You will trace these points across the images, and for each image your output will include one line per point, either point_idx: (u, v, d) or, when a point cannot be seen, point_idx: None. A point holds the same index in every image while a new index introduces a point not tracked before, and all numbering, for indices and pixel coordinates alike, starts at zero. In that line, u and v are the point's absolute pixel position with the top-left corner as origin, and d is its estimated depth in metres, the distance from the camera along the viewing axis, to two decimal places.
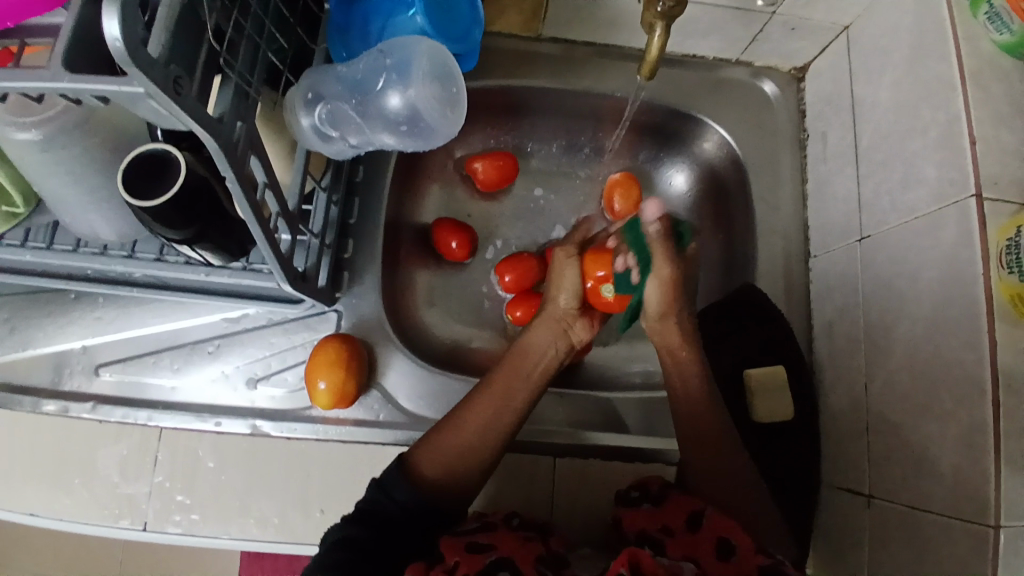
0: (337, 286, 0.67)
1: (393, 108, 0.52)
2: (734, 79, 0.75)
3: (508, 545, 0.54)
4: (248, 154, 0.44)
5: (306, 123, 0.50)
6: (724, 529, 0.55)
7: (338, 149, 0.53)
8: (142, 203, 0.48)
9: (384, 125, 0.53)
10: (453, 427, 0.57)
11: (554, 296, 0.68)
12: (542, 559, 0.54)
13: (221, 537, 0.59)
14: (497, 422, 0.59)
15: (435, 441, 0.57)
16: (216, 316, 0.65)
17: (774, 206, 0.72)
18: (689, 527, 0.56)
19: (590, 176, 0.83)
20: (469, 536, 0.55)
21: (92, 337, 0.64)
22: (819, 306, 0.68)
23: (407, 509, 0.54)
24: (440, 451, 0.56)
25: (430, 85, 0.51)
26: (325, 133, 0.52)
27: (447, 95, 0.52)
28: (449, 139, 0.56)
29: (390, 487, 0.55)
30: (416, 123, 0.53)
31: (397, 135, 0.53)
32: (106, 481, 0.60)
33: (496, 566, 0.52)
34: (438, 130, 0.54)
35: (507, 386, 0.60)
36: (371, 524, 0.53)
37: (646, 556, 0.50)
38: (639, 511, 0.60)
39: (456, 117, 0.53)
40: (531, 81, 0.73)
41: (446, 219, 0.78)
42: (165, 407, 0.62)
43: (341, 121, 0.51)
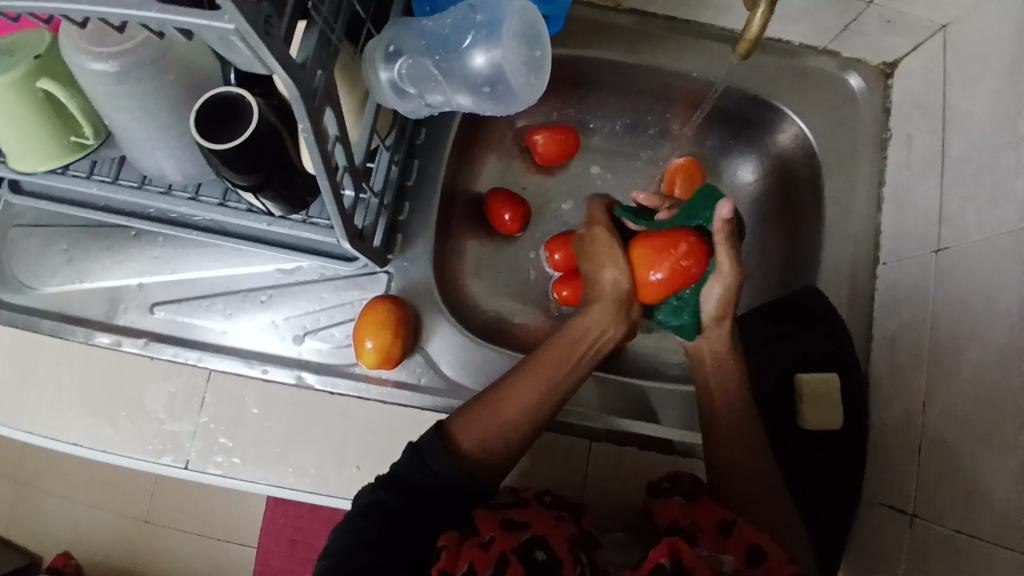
0: (389, 247, 0.66)
1: (476, 68, 0.50)
2: (818, 69, 0.71)
3: (541, 524, 0.53)
4: (325, 105, 0.43)
5: (385, 77, 0.49)
6: (755, 537, 0.54)
7: (414, 107, 0.52)
8: (212, 145, 0.48)
9: (465, 85, 0.51)
10: (489, 405, 0.57)
11: (603, 277, 0.63)
12: (575, 540, 0.52)
13: (258, 481, 0.60)
14: (537, 406, 0.58)
15: (476, 414, 0.57)
16: (270, 267, 0.65)
17: (845, 207, 0.69)
18: (721, 527, 0.55)
19: (651, 159, 0.81)
20: (503, 514, 0.54)
21: (148, 275, 0.65)
22: (883, 315, 0.66)
23: (443, 483, 0.54)
24: (477, 427, 0.56)
25: (517, 48, 0.49)
26: (401, 89, 0.50)
27: (532, 60, 0.50)
28: (528, 106, 0.54)
29: (427, 457, 0.55)
30: (497, 85, 0.51)
31: (476, 95, 0.52)
32: (152, 416, 0.61)
33: (532, 542, 0.51)
34: (518, 95, 0.52)
35: (553, 366, 0.60)
36: (404, 492, 0.53)
37: (684, 546, 0.49)
38: (671, 503, 0.58)
39: (540, 84, 0.51)
40: (602, 55, 0.70)
41: (501, 190, 0.77)
42: (215, 350, 0.63)
43: (419, 78, 0.50)
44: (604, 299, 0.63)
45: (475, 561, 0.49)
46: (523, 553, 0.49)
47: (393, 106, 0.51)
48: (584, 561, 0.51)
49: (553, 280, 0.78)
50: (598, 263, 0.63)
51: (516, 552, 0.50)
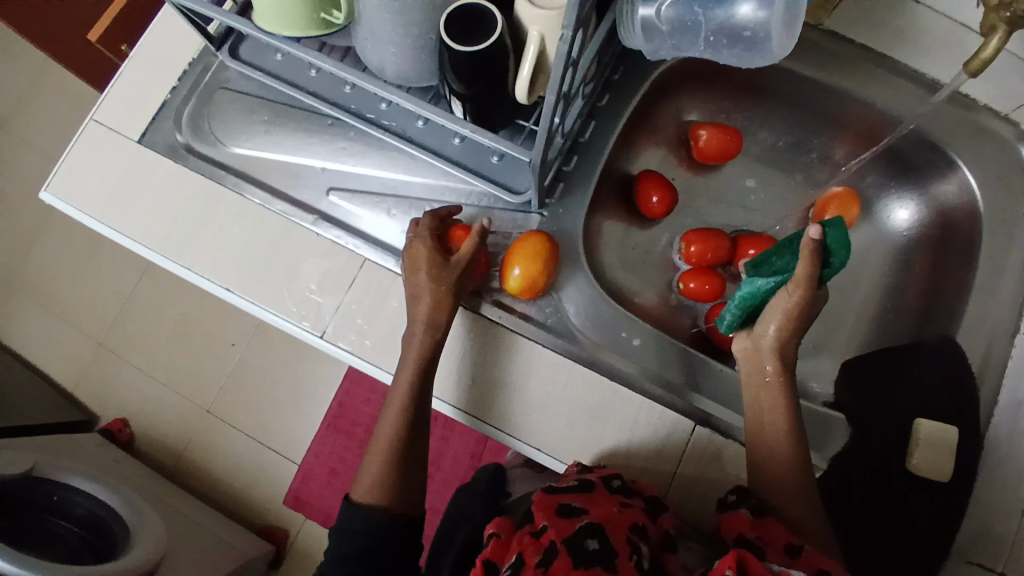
0: (550, 193, 0.69)
1: (736, 19, 0.48)
2: (998, 133, 0.71)
3: (601, 511, 0.58)
4: (583, 26, 0.46)
5: (643, 12, 0.48)
6: (824, 564, 0.53)
7: (654, 50, 0.51)
8: (451, 45, 0.54)
9: (717, 32, 0.50)
10: (376, 449, 0.63)
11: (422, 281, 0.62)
12: (635, 529, 0.57)
13: (382, 370, 0.64)
14: (418, 408, 0.63)
15: (367, 466, 0.63)
16: (440, 182, 0.68)
17: (1002, 268, 0.68)
18: (789, 551, 0.54)
19: (804, 181, 0.82)
20: (562, 499, 0.60)
21: (334, 162, 0.69)
22: (1018, 381, 0.65)
23: (372, 534, 0.60)
24: (365, 484, 0.62)
25: (784, 11, 0.47)
26: (649, 27, 0.49)
27: (791, 22, 0.49)
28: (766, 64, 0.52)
29: (346, 531, 0.60)
30: (753, 36, 0.49)
31: (726, 43, 0.50)
32: (302, 286, 0.65)
33: (586, 529, 0.55)
34: (767, 52, 0.50)
35: (414, 373, 0.61)
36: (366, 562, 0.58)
37: (752, 561, 0.50)
38: (739, 517, 0.58)
39: (789, 42, 0.50)
40: (795, 67, 0.72)
41: (655, 173, 0.79)
42: (373, 243, 0.66)
43: (675, 17, 0.49)
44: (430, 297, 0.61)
45: (524, 550, 0.53)
46: (578, 539, 0.54)
47: (635, 46, 0.51)
48: (640, 548, 0.55)
49: (681, 271, 0.80)
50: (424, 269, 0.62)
51: (568, 542, 0.54)
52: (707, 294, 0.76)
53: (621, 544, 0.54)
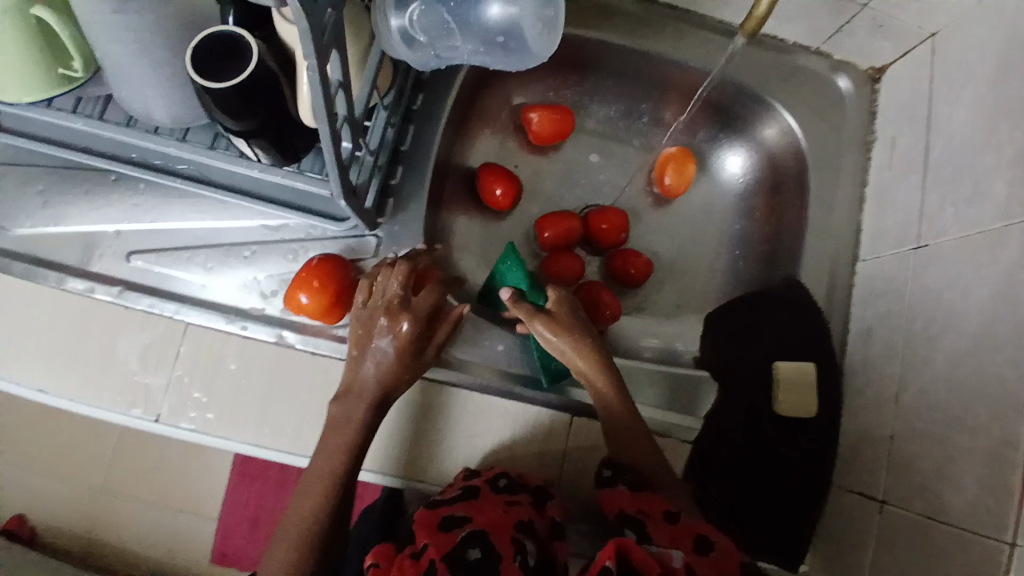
0: (380, 211, 0.65)
1: (491, 21, 0.50)
2: (809, 69, 0.73)
3: (486, 515, 0.57)
4: (331, 46, 0.42)
5: (395, 23, 0.47)
6: (702, 530, 0.56)
7: (421, 57, 0.51)
8: (207, 84, 0.48)
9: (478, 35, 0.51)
10: (278, 539, 0.57)
11: (374, 363, 0.58)
12: (523, 525, 0.57)
13: (231, 439, 0.59)
14: (343, 485, 0.58)
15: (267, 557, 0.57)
16: (256, 223, 0.64)
17: (829, 204, 0.70)
18: (668, 519, 0.58)
19: (645, 147, 0.82)
20: (446, 509, 0.58)
21: (130, 223, 0.63)
22: (859, 310, 0.67)
23: None
24: (264, 574, 0.56)
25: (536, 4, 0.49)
26: (410, 37, 0.49)
27: (547, 18, 0.50)
28: (536, 61, 0.54)
29: None
30: (511, 37, 0.51)
31: (487, 45, 0.51)
32: (122, 367, 0.60)
33: (468, 538, 0.55)
34: (530, 49, 0.52)
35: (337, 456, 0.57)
36: None
37: (636, 548, 0.49)
38: (619, 492, 0.59)
39: (551, 40, 0.51)
40: (607, 36, 0.71)
41: (495, 165, 0.76)
42: (192, 304, 0.61)
43: (430, 25, 0.49)
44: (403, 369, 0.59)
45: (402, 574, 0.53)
46: (457, 552, 0.54)
47: (402, 57, 0.50)
48: (527, 546, 0.56)
49: (540, 259, 0.78)
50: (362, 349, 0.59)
51: (447, 558, 0.53)
52: (570, 278, 0.75)
53: (505, 548, 0.55)
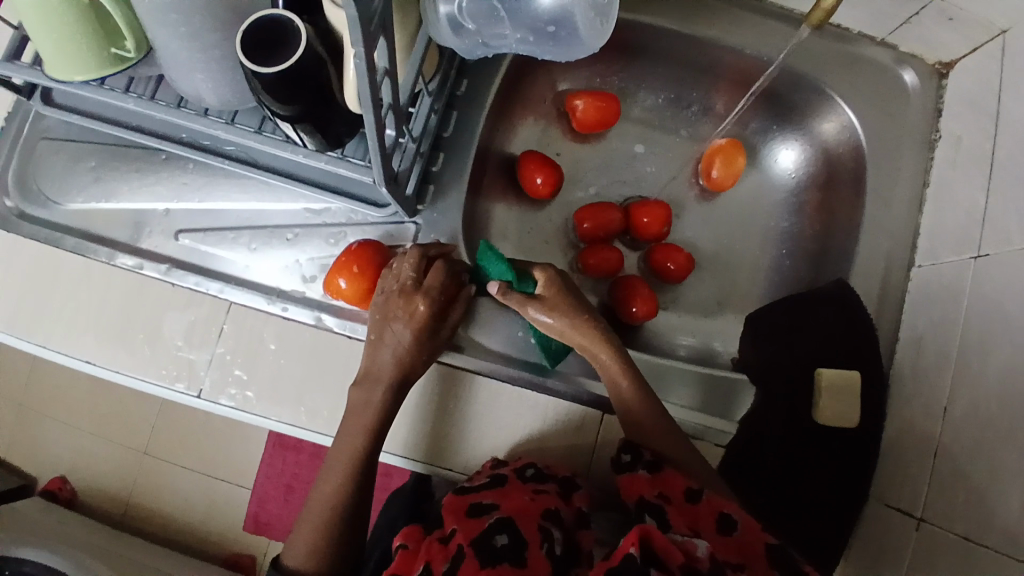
0: (420, 197, 0.65)
1: (541, 10, 0.49)
2: (873, 60, 0.69)
3: (513, 502, 0.56)
4: (379, 33, 0.42)
5: (444, 10, 0.47)
6: (724, 507, 0.54)
7: (468, 45, 0.51)
8: (255, 68, 0.48)
9: (525, 24, 0.51)
10: (307, 516, 0.59)
11: (390, 345, 0.58)
12: (549, 513, 0.56)
13: (270, 417, 0.60)
14: (365, 465, 0.59)
15: (298, 531, 0.59)
16: (298, 205, 0.64)
17: (884, 204, 0.67)
18: (689, 498, 0.55)
19: (691, 137, 0.79)
20: (474, 496, 0.58)
21: (177, 202, 0.65)
22: (912, 317, 0.64)
23: None
24: (299, 550, 0.58)
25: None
26: (458, 24, 0.49)
27: (598, 8, 0.50)
28: (583, 51, 0.54)
29: None
30: (561, 26, 0.51)
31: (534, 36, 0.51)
32: (168, 342, 0.61)
33: (497, 525, 0.55)
34: (578, 39, 0.53)
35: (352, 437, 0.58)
36: None
37: (657, 533, 0.48)
38: (636, 478, 0.57)
39: (602, 29, 0.52)
40: (657, 22, 0.69)
41: (536, 152, 0.75)
42: (236, 283, 0.62)
43: (479, 15, 0.49)
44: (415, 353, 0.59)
45: (432, 559, 0.52)
46: (485, 537, 0.54)
47: (448, 43, 0.50)
48: (554, 533, 0.55)
49: (579, 249, 0.77)
50: (379, 331, 0.59)
51: (474, 542, 0.53)
52: (607, 270, 0.74)
53: (532, 534, 0.54)
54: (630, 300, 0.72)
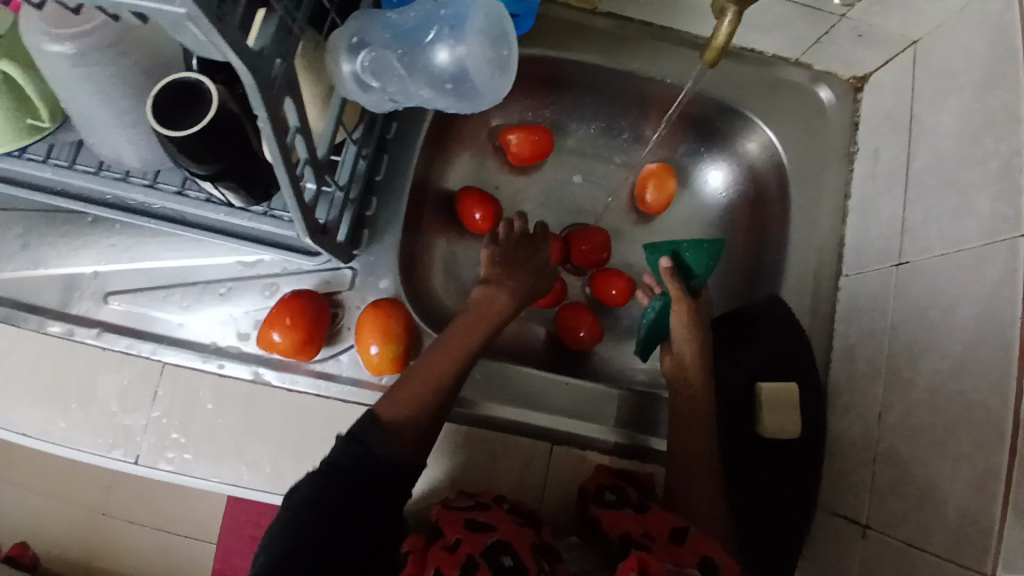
0: (355, 243, 0.65)
1: (442, 64, 0.51)
2: (790, 80, 0.72)
3: (505, 527, 0.54)
4: (285, 95, 0.42)
5: (348, 69, 0.48)
6: (707, 549, 0.54)
7: (376, 102, 0.51)
8: (168, 133, 0.47)
9: (427, 79, 0.52)
10: (407, 381, 0.56)
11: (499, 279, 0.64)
12: (538, 548, 0.53)
13: (211, 478, 0.60)
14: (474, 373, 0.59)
15: (398, 389, 0.56)
16: (230, 259, 0.64)
17: (810, 219, 0.69)
18: (674, 538, 0.55)
19: (625, 163, 0.81)
20: (467, 514, 0.55)
21: (106, 264, 0.64)
22: (844, 327, 0.66)
23: (370, 466, 0.52)
24: (394, 410, 0.55)
25: (483, 45, 0.51)
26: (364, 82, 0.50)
27: (498, 58, 0.52)
28: (489, 101, 0.56)
29: (365, 441, 0.53)
30: (461, 81, 0.53)
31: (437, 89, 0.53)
32: (104, 408, 0.61)
33: (498, 547, 0.52)
34: (481, 90, 0.54)
35: (473, 331, 0.60)
36: (343, 486, 0.50)
37: (653, 563, 0.49)
38: (621, 514, 0.58)
39: (503, 80, 0.54)
40: (581, 55, 0.70)
41: (473, 188, 0.76)
42: (170, 343, 0.62)
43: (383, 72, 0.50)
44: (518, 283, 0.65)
45: (441, 565, 0.50)
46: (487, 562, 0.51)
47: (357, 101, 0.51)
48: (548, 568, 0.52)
49: None
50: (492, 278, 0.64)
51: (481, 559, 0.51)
52: (549, 300, 0.76)
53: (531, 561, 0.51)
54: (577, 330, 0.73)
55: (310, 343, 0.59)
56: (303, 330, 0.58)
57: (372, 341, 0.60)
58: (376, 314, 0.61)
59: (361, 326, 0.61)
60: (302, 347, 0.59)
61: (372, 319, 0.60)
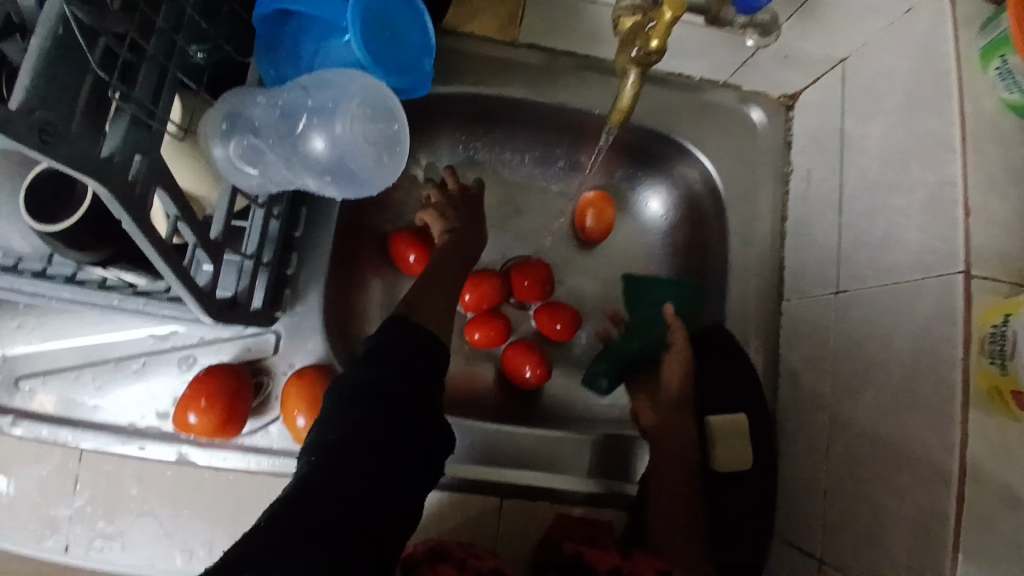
0: (277, 304, 0.62)
1: (321, 151, 0.50)
2: (718, 104, 0.69)
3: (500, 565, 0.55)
4: (157, 188, 0.38)
5: (221, 153, 0.47)
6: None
7: (257, 185, 0.49)
8: (44, 226, 0.44)
9: (308, 166, 0.50)
10: (426, 304, 0.61)
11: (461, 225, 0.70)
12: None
13: (142, 567, 0.57)
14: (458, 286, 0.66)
15: (421, 303, 0.61)
16: (143, 332, 0.61)
17: (750, 244, 0.68)
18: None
19: (562, 192, 0.79)
20: (470, 548, 0.57)
21: (11, 346, 0.60)
22: (788, 352, 0.66)
23: (403, 376, 0.49)
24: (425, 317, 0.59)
25: (360, 125, 0.49)
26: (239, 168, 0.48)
27: (382, 135, 0.50)
28: (381, 183, 0.54)
29: (387, 354, 0.51)
30: (344, 165, 0.51)
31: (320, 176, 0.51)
32: (28, 498, 0.58)
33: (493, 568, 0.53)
34: (368, 174, 0.52)
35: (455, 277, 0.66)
36: (371, 401, 0.46)
37: None
38: (606, 555, 0.56)
39: (391, 159, 0.51)
40: (504, 88, 0.68)
41: (406, 231, 0.73)
42: (87, 428, 0.59)
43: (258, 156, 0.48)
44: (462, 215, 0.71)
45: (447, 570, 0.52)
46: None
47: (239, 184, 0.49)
48: None
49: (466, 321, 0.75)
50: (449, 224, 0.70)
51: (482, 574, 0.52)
52: (494, 339, 0.73)
53: None
54: (524, 360, 0.71)
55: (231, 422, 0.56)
56: (221, 409, 0.55)
57: (298, 414, 0.57)
58: (300, 384, 0.57)
59: (286, 398, 0.57)
60: (223, 427, 0.55)
61: (297, 391, 0.57)
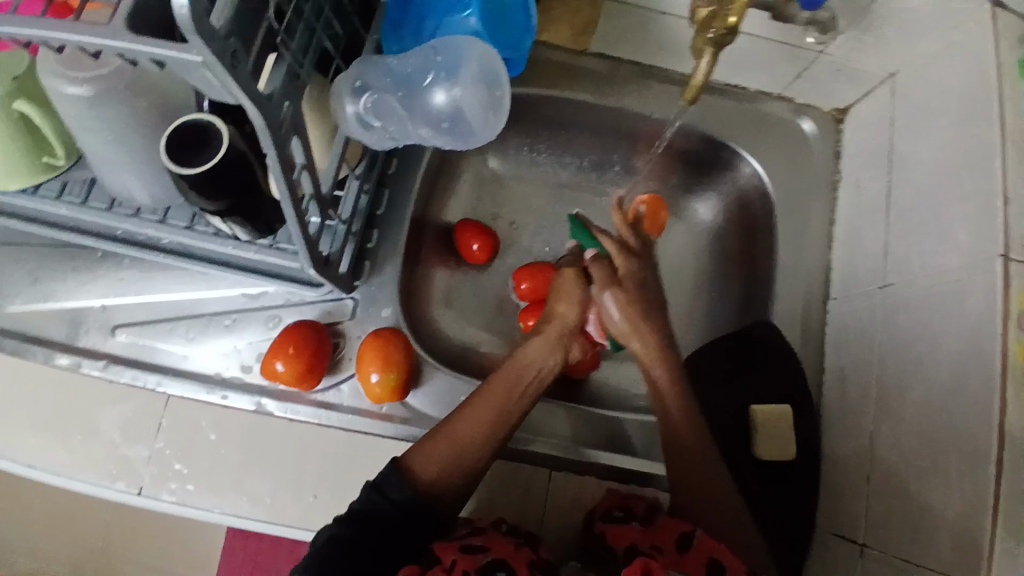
0: (357, 274, 0.67)
1: (438, 106, 0.56)
2: (773, 114, 0.76)
3: (500, 548, 0.53)
4: (292, 134, 0.44)
5: (351, 110, 0.52)
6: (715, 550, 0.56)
7: (378, 139, 0.55)
8: (180, 170, 0.49)
9: (425, 120, 0.57)
10: (440, 439, 0.57)
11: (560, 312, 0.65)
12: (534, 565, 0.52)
13: (213, 509, 0.60)
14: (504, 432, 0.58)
15: (430, 444, 0.56)
16: (235, 291, 0.67)
17: (798, 246, 0.72)
18: (681, 546, 0.57)
19: (617, 195, 0.84)
20: (463, 540, 0.54)
21: (113, 297, 0.66)
22: (834, 349, 0.68)
23: (398, 506, 0.53)
24: (429, 469, 0.55)
25: (475, 89, 0.55)
26: (365, 121, 0.54)
27: (492, 99, 0.56)
28: (482, 142, 0.60)
29: (385, 487, 0.54)
30: (456, 121, 0.57)
31: (433, 130, 0.57)
32: (107, 439, 0.61)
33: (490, 567, 0.50)
34: (475, 132, 0.58)
35: (500, 399, 0.59)
36: (362, 525, 0.52)
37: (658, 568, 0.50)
38: (628, 528, 0.58)
39: (497, 120, 0.57)
40: (573, 92, 0.74)
41: (471, 221, 0.78)
42: (174, 374, 0.63)
43: (383, 112, 0.54)
44: (552, 331, 0.64)
45: None
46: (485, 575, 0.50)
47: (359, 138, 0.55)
48: None
49: (520, 310, 0.78)
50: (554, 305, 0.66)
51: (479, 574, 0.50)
52: None
53: None
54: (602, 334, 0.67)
55: (314, 370, 0.61)
56: (301, 359, 0.60)
57: (372, 369, 0.61)
58: (376, 344, 0.63)
59: (361, 355, 0.62)
60: (304, 375, 0.61)
61: (372, 348, 0.62)
